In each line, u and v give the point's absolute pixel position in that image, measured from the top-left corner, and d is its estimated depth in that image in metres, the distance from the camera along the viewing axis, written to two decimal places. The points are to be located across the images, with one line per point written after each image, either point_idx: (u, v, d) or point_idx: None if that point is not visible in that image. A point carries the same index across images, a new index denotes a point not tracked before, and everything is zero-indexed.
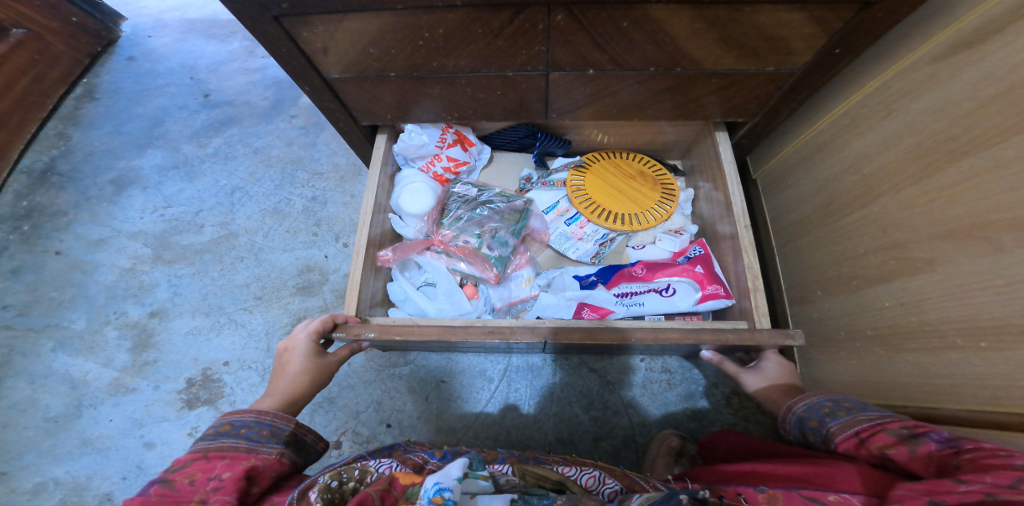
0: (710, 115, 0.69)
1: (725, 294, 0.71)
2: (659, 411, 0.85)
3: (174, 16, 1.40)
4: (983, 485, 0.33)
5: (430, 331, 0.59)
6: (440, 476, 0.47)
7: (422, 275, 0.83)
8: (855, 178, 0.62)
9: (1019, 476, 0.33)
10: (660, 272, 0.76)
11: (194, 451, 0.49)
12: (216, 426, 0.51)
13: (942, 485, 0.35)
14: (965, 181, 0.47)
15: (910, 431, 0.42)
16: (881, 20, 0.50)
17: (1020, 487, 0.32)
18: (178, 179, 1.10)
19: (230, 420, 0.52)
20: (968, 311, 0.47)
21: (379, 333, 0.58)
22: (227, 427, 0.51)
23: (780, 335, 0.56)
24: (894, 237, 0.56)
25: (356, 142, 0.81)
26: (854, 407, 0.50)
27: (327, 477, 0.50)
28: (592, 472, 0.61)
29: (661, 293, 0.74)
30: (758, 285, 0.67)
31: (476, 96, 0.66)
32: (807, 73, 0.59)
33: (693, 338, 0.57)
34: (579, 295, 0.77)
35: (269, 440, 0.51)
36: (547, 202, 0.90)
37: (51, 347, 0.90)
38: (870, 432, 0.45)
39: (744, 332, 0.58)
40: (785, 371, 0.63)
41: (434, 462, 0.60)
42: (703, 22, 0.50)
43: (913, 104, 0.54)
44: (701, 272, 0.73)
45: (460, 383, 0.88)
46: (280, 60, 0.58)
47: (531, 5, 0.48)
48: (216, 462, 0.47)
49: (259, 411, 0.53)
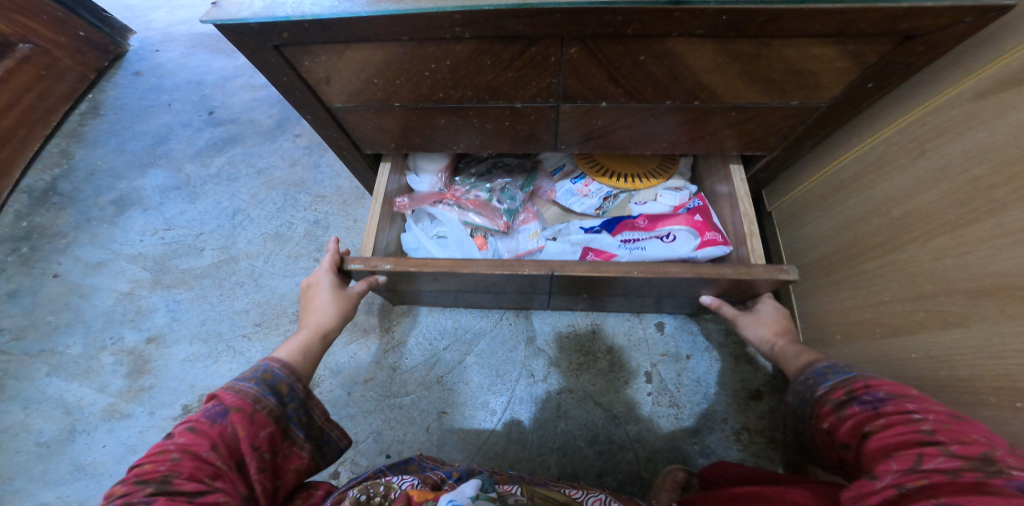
0: (726, 148, 0.66)
1: (724, 241, 0.69)
2: (666, 446, 0.82)
3: (183, 31, 1.41)
4: (892, 476, 0.33)
5: (442, 263, 0.60)
6: (455, 494, 0.45)
7: (434, 227, 0.83)
8: (882, 220, 0.59)
9: (918, 455, 0.33)
10: (661, 222, 0.75)
11: (243, 396, 0.44)
12: (269, 372, 0.47)
13: (864, 486, 0.35)
14: (1007, 234, 0.44)
15: (847, 396, 0.41)
16: (921, 53, 0.47)
17: (920, 470, 0.32)
18: (180, 200, 1.09)
19: (285, 376, 0.48)
20: (1003, 372, 0.44)
21: (394, 266, 0.59)
22: (281, 388, 0.47)
23: (775, 269, 0.55)
24: (924, 287, 0.53)
25: (361, 172, 0.78)
26: (842, 366, 0.46)
27: (355, 492, 0.51)
28: (598, 496, 0.58)
29: (663, 240, 0.72)
30: (754, 231, 0.64)
31: (484, 127, 0.63)
32: (833, 108, 0.56)
33: (692, 272, 0.57)
34: (584, 239, 0.77)
35: (301, 427, 0.49)
36: (553, 164, 0.85)
37: (45, 373, 0.89)
38: (816, 406, 0.44)
39: (741, 267, 0.56)
40: (781, 315, 0.60)
41: (451, 483, 0.57)
42: (726, 56, 0.48)
43: (949, 145, 0.51)
44: (698, 220, 0.72)
45: (462, 413, 0.86)
46: (282, 89, 0.57)
47: (544, 37, 0.46)
48: (263, 430, 0.44)
49: (304, 385, 0.50)
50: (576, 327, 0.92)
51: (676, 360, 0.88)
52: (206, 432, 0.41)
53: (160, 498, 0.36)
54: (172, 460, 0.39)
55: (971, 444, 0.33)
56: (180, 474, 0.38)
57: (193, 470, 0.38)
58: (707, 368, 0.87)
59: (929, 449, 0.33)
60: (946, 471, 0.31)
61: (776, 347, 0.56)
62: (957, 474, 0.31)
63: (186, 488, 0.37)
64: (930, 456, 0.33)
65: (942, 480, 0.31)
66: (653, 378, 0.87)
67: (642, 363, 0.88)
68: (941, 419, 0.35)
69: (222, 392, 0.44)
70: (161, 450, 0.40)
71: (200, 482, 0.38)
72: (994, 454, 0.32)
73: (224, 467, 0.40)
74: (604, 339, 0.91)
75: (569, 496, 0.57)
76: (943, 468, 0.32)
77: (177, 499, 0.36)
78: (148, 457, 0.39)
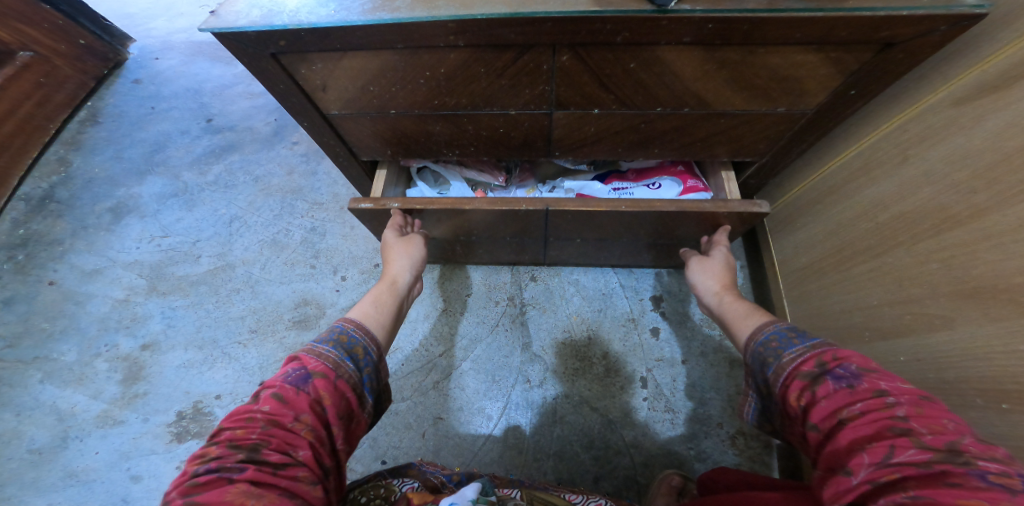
0: (716, 155, 0.67)
1: (704, 187, 0.74)
2: (661, 451, 0.82)
3: (182, 39, 1.42)
4: (866, 470, 0.33)
5: (445, 201, 0.66)
6: (455, 497, 0.46)
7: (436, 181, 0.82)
8: (869, 225, 0.59)
9: (890, 446, 0.33)
10: (649, 173, 0.77)
11: (324, 362, 0.44)
12: (344, 336, 0.49)
13: (840, 482, 0.34)
14: (987, 238, 0.45)
15: (821, 368, 0.40)
16: (901, 60, 0.48)
17: (892, 463, 0.32)
18: (177, 208, 1.10)
19: (350, 335, 0.49)
20: (989, 374, 0.45)
21: (402, 204, 0.66)
22: (357, 351, 0.48)
23: (749, 203, 0.62)
24: (909, 291, 0.54)
25: (356, 179, 0.79)
26: (804, 331, 0.46)
27: (356, 493, 0.53)
28: (598, 502, 0.58)
29: (649, 187, 0.76)
30: (731, 176, 0.70)
31: (479, 134, 0.64)
32: (819, 114, 0.57)
33: (675, 205, 0.63)
34: (576, 185, 0.79)
35: (372, 393, 0.48)
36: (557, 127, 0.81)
37: (39, 379, 0.89)
38: (787, 379, 0.43)
39: (718, 202, 0.63)
40: (728, 267, 0.66)
41: (451, 486, 0.58)
42: (714, 63, 0.49)
43: (930, 151, 0.52)
44: (680, 170, 0.76)
45: (459, 419, 0.86)
46: (278, 96, 0.57)
47: (537, 45, 0.47)
48: (344, 398, 0.44)
49: (378, 349, 0.51)
50: (573, 333, 0.93)
51: (670, 366, 0.88)
52: (293, 403, 0.40)
53: (250, 466, 0.36)
54: (261, 430, 0.38)
55: (942, 434, 0.33)
56: (269, 444, 0.37)
57: (280, 439, 0.38)
58: (701, 373, 0.87)
59: (899, 440, 0.33)
60: (916, 464, 0.31)
61: (723, 301, 0.60)
62: (927, 466, 0.31)
63: (273, 458, 0.37)
64: (901, 447, 0.32)
65: (913, 474, 0.31)
66: (649, 383, 0.87)
67: (638, 368, 0.89)
68: (914, 401, 0.35)
69: (308, 359, 0.44)
70: (249, 416, 0.39)
71: (285, 452, 0.38)
72: (958, 442, 0.32)
73: (312, 438, 0.40)
74: (601, 345, 0.91)
75: (568, 500, 0.57)
76: (914, 460, 0.31)
77: (265, 468, 0.36)
78: (238, 422, 0.39)
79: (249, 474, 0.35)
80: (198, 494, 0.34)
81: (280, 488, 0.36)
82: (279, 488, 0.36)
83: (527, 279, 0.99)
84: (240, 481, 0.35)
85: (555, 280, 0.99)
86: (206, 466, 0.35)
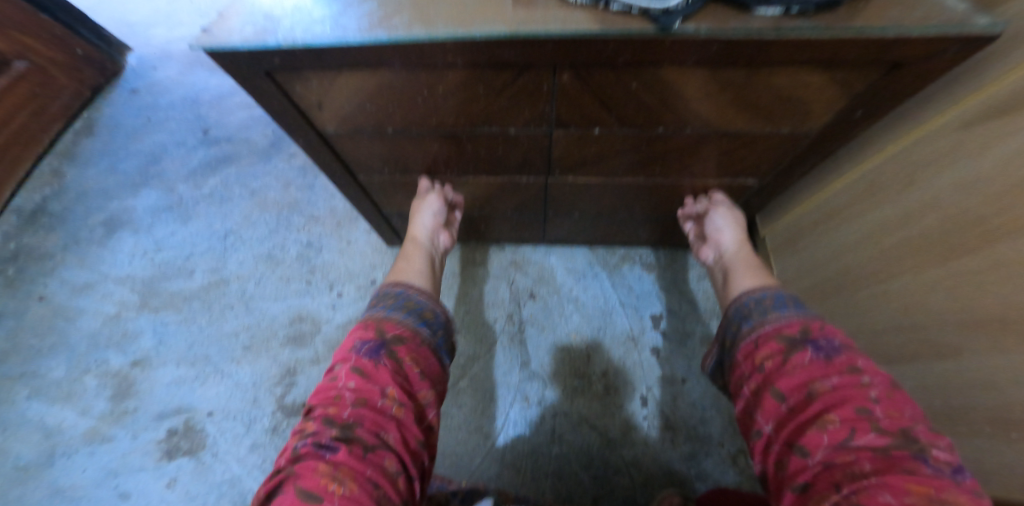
0: (719, 176, 0.67)
1: None
2: (662, 470, 0.80)
3: (182, 48, 1.42)
4: (823, 449, 0.37)
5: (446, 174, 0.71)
6: None
7: None
8: (874, 250, 0.59)
9: (852, 429, 0.37)
10: None
11: (399, 333, 0.51)
12: (413, 303, 0.56)
13: (795, 458, 0.38)
14: (995, 269, 0.44)
15: (802, 337, 0.45)
16: (906, 81, 0.47)
17: (850, 446, 0.36)
18: (171, 222, 1.09)
19: (413, 299, 0.57)
20: (998, 402, 0.45)
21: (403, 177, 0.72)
22: (428, 315, 0.56)
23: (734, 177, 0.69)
24: (916, 316, 0.53)
25: (354, 197, 0.79)
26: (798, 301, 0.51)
27: None
28: None
29: None
30: None
31: (478, 153, 0.63)
32: (823, 135, 0.56)
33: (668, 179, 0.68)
34: None
35: (447, 353, 0.56)
36: None
37: (26, 395, 0.88)
38: (764, 339, 0.48)
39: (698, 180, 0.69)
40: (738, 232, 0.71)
41: None
42: (717, 84, 0.48)
43: (937, 176, 0.50)
44: None
45: (457, 437, 0.85)
46: (274, 114, 0.57)
47: (536, 66, 0.47)
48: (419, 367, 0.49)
49: (443, 311, 0.59)
50: (572, 350, 0.92)
51: (671, 384, 0.87)
52: (376, 380, 0.45)
53: (343, 445, 0.40)
54: (352, 407, 0.43)
55: (898, 420, 0.37)
56: (360, 423, 0.42)
57: (370, 418, 0.42)
58: (703, 391, 0.86)
59: (860, 424, 0.37)
60: (873, 448, 0.36)
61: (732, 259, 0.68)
62: (881, 451, 0.35)
63: (364, 437, 0.41)
64: (862, 432, 0.37)
65: (867, 456, 0.35)
66: (649, 402, 0.86)
67: (639, 386, 0.87)
68: (885, 386, 0.40)
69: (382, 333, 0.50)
70: (340, 394, 0.45)
71: (375, 432, 0.42)
72: (910, 429, 0.36)
73: (397, 415, 0.44)
74: (600, 363, 0.90)
75: None
76: (871, 444, 0.36)
77: (355, 448, 0.40)
78: (329, 400, 0.44)
79: (342, 454, 0.39)
80: (298, 463, 0.39)
81: (367, 471, 0.39)
82: (366, 473, 0.38)
83: (526, 297, 0.98)
84: (334, 459, 0.39)
85: (554, 298, 0.98)
86: (305, 441, 0.41)
